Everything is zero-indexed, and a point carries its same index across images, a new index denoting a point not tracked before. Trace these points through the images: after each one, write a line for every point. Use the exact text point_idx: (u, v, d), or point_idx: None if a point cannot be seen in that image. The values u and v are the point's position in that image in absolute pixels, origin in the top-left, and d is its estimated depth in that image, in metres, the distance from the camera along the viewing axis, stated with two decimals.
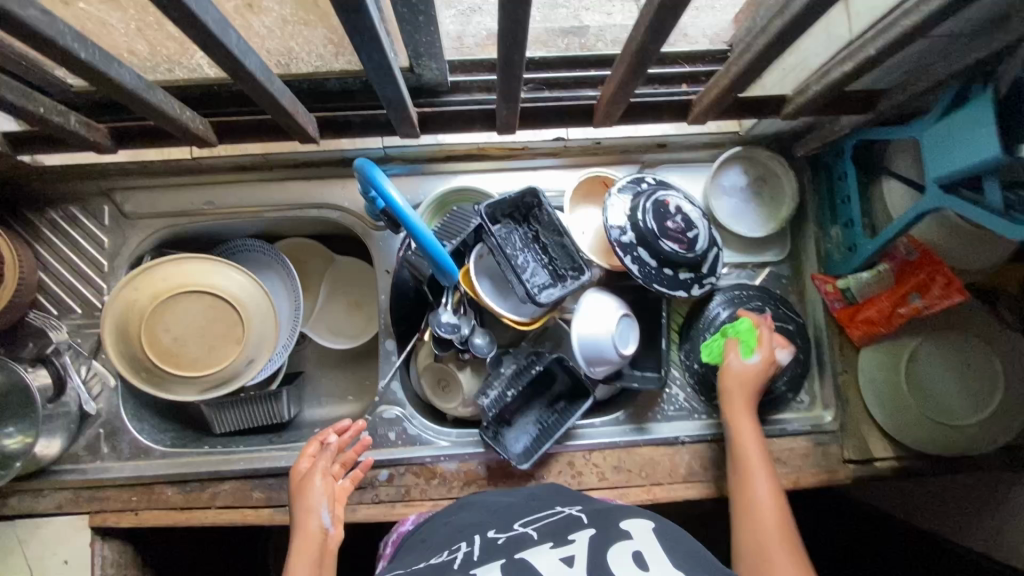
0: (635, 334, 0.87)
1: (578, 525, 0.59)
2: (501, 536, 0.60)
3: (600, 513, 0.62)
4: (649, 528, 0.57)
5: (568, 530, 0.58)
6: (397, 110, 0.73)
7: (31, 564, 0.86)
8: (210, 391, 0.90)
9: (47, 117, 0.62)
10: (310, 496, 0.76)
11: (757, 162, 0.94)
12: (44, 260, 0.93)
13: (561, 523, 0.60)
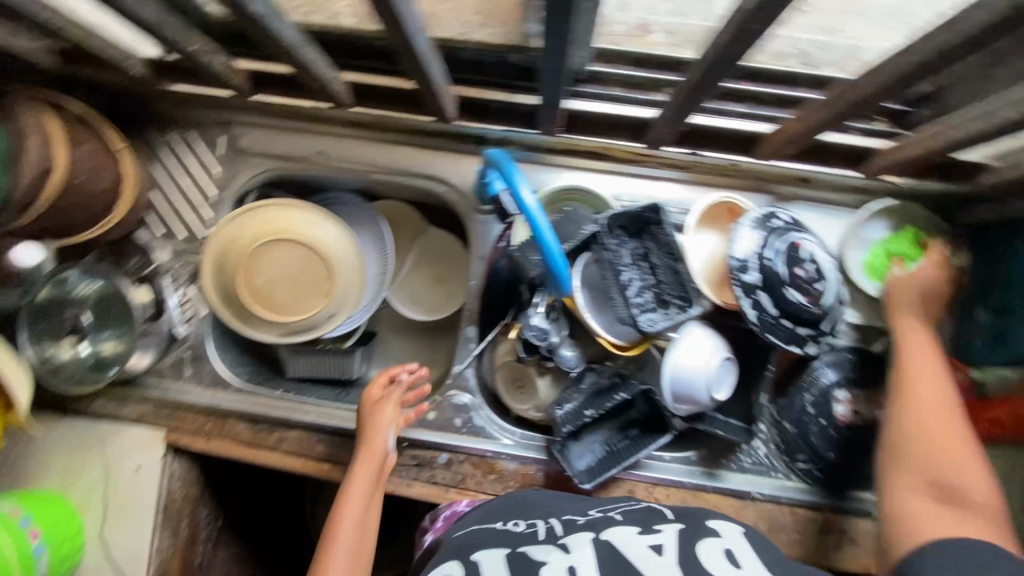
0: (731, 379, 0.82)
1: (662, 518, 0.63)
2: (581, 517, 0.64)
3: (685, 509, 0.65)
4: (738, 530, 0.60)
5: (654, 520, 0.62)
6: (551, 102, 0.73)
7: (107, 464, 0.92)
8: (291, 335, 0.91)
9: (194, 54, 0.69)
10: (377, 423, 0.81)
11: (910, 219, 0.84)
12: (158, 178, 0.94)
13: (643, 513, 0.65)
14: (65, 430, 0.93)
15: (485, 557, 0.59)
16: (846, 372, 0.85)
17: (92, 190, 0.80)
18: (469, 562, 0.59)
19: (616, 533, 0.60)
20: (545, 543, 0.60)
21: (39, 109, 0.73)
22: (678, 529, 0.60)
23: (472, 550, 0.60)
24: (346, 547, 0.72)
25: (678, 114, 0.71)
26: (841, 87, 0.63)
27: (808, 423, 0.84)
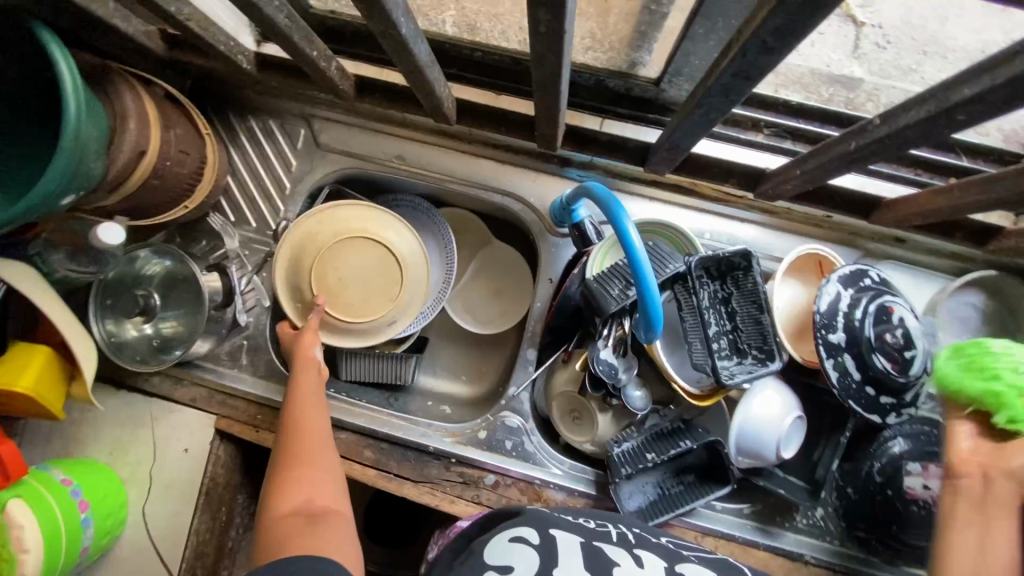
0: (800, 437, 0.79)
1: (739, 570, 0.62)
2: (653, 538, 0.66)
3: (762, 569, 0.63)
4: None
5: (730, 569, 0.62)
6: (668, 149, 0.67)
7: (156, 442, 0.93)
8: (346, 338, 0.86)
9: (315, 62, 0.65)
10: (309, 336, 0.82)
11: (1007, 295, 0.80)
12: (236, 165, 0.94)
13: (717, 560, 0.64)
14: (118, 403, 0.93)
15: (561, 538, 0.62)
16: (922, 445, 0.80)
17: (177, 173, 0.80)
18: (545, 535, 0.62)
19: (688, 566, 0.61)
20: (619, 549, 0.62)
21: (133, 86, 0.72)
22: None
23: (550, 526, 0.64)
24: (306, 403, 0.76)
25: (811, 178, 0.65)
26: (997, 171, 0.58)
27: (873, 492, 0.81)
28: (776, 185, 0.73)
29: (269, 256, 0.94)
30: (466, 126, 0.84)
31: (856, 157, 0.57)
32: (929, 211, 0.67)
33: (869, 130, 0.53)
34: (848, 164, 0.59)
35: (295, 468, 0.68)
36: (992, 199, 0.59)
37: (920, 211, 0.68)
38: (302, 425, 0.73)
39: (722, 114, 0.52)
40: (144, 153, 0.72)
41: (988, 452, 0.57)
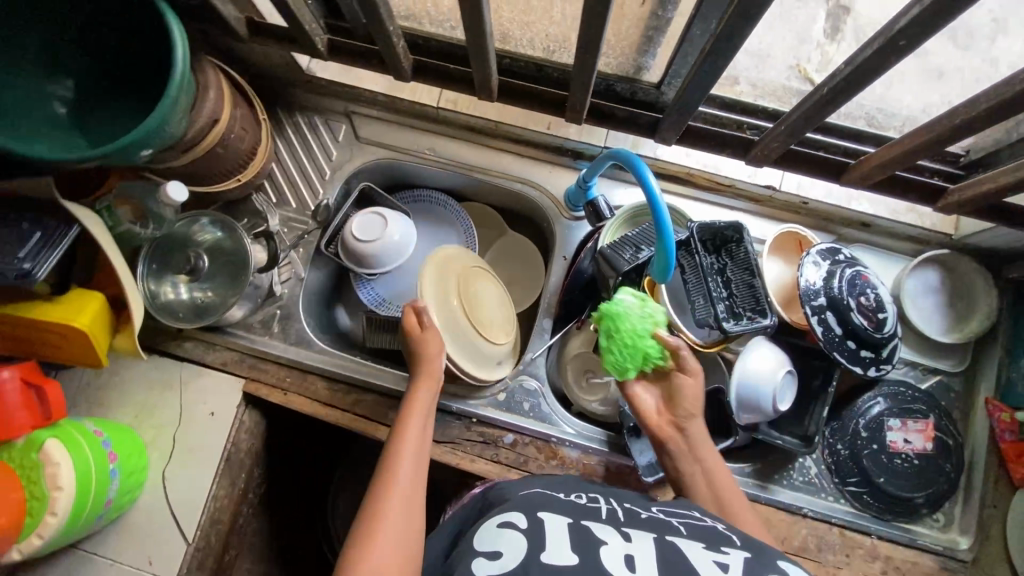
0: (792, 392, 0.87)
1: (730, 542, 0.61)
2: (644, 512, 0.67)
3: (755, 542, 0.62)
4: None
5: (720, 541, 0.61)
6: (678, 115, 0.75)
7: (183, 405, 0.95)
8: (472, 356, 0.90)
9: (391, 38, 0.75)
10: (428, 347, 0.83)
11: (959, 273, 0.93)
12: (280, 153, 1.04)
13: (710, 531, 0.63)
14: (148, 367, 0.96)
15: (549, 520, 0.62)
16: (899, 402, 0.90)
17: (237, 146, 0.89)
18: (534, 518, 0.63)
19: (678, 538, 0.61)
20: (608, 527, 0.62)
21: (208, 62, 0.81)
22: (745, 557, 0.57)
23: (539, 510, 0.65)
24: (406, 460, 0.73)
25: (793, 133, 0.71)
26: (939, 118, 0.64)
27: (860, 446, 0.90)
28: (768, 149, 0.77)
29: (306, 233, 1.02)
30: (496, 119, 1.00)
31: (827, 103, 0.64)
32: (894, 162, 0.70)
33: (837, 74, 0.62)
34: (820, 115, 0.67)
35: (378, 520, 0.65)
36: (921, 142, 0.65)
37: (887, 164, 0.71)
38: (398, 479, 0.70)
39: (716, 70, 0.64)
40: (215, 122, 0.82)
41: (661, 389, 0.82)
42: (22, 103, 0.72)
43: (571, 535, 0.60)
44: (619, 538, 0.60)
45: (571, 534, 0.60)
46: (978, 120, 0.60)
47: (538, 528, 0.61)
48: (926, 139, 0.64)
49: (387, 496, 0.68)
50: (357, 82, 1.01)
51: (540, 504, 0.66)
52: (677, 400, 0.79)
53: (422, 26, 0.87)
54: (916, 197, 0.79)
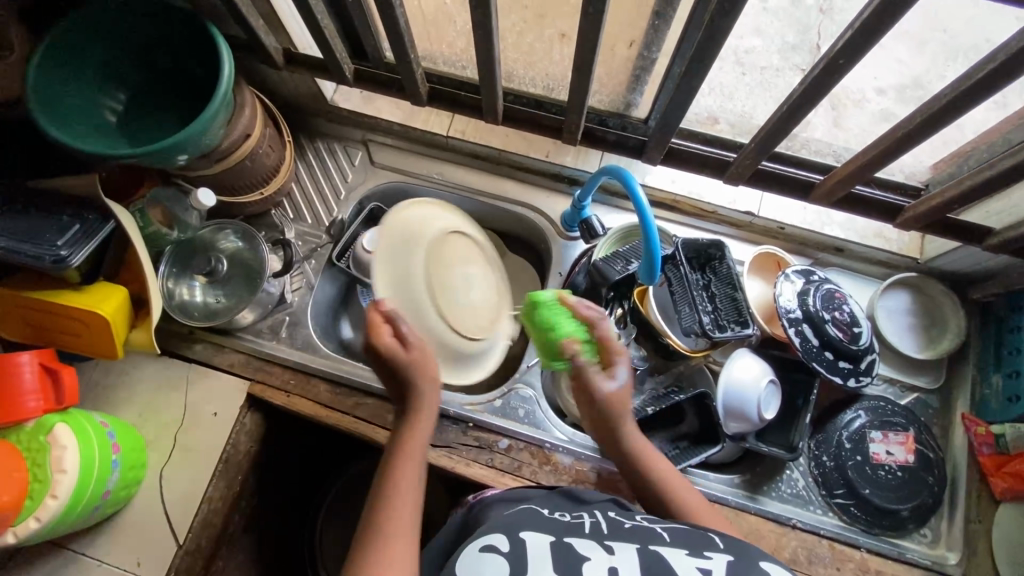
0: (776, 402, 0.91)
1: (713, 546, 0.62)
2: (627, 522, 0.67)
3: (735, 542, 0.63)
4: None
5: (703, 546, 0.62)
6: (662, 136, 0.84)
7: (187, 405, 0.97)
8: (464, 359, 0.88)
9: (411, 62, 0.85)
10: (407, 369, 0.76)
11: (927, 295, 0.99)
12: (300, 175, 1.13)
13: (692, 536, 0.64)
14: (157, 367, 0.99)
15: (531, 538, 0.61)
16: (878, 416, 0.94)
17: (263, 161, 0.98)
18: (516, 539, 0.61)
19: (661, 547, 0.61)
20: (591, 541, 0.62)
21: (242, 83, 0.91)
22: (727, 560, 0.59)
23: (519, 529, 0.63)
24: (403, 498, 0.70)
25: (764, 147, 0.80)
26: (885, 137, 0.73)
27: (845, 458, 0.92)
28: (741, 170, 0.86)
29: (319, 247, 1.09)
30: (499, 147, 1.10)
31: (787, 119, 0.73)
32: (851, 177, 0.79)
33: (796, 92, 0.70)
34: (785, 131, 0.76)
35: (379, 564, 0.62)
36: (874, 154, 0.74)
37: (846, 179, 0.79)
38: (395, 527, 0.67)
39: (691, 93, 0.74)
40: (248, 136, 0.91)
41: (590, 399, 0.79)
42: (80, 108, 0.82)
43: (555, 554, 0.59)
44: (603, 552, 0.60)
45: (556, 551, 0.59)
46: (920, 136, 0.69)
47: (521, 549, 0.59)
48: (878, 151, 0.73)
49: (385, 537, 0.66)
50: (375, 112, 1.12)
51: (522, 523, 0.65)
52: (613, 404, 0.78)
53: (436, 64, 0.98)
54: (877, 214, 0.87)
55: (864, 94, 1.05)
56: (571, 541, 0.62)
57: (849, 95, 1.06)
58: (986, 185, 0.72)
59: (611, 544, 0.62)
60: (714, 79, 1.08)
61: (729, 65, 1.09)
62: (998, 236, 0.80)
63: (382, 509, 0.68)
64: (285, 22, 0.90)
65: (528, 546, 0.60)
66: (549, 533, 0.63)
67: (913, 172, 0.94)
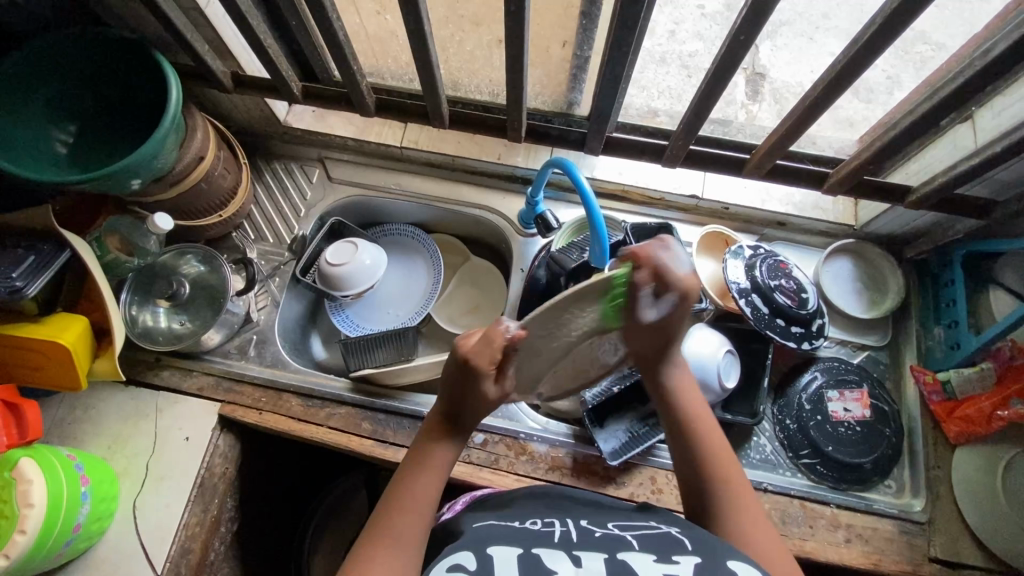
0: (736, 370, 0.95)
1: (680, 548, 0.58)
2: (599, 530, 0.63)
3: (702, 538, 0.60)
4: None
5: (671, 548, 0.58)
6: (599, 127, 0.89)
7: (157, 432, 0.96)
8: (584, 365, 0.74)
9: (357, 77, 0.87)
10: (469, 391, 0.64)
11: (868, 259, 1.05)
12: (259, 197, 1.15)
13: (658, 539, 0.61)
14: (124, 398, 0.98)
15: (498, 553, 0.57)
16: (834, 375, 1.00)
17: (220, 183, 1.00)
18: (483, 555, 0.57)
19: (630, 555, 0.58)
20: (559, 551, 0.58)
21: (191, 107, 0.92)
22: (696, 563, 0.56)
23: (487, 543, 0.59)
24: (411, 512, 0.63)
25: (690, 128, 0.85)
26: (800, 108, 0.78)
27: (806, 420, 0.97)
28: (677, 151, 0.90)
29: (282, 264, 1.10)
30: (452, 153, 1.13)
31: (706, 99, 0.79)
32: (774, 147, 0.85)
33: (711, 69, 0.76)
34: (707, 109, 0.81)
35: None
36: (790, 125, 0.80)
37: (769, 151, 0.86)
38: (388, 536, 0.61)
39: (620, 84, 0.79)
40: (201, 159, 0.93)
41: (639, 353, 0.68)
42: (28, 143, 0.84)
43: (523, 568, 0.56)
44: (572, 565, 0.56)
45: (523, 565, 0.56)
46: (827, 101, 0.75)
47: (490, 564, 0.56)
48: (793, 122, 0.79)
49: (374, 560, 0.59)
50: (328, 129, 1.14)
51: (491, 535, 0.61)
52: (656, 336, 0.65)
53: (384, 78, 1.02)
54: (807, 184, 0.93)
55: (803, 86, 1.13)
56: (539, 553, 0.58)
57: (789, 89, 1.14)
58: (894, 143, 0.78)
59: (579, 555, 0.58)
60: (661, 81, 1.15)
61: (675, 69, 1.16)
62: (916, 194, 0.86)
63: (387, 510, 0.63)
64: (230, 46, 0.93)
65: (496, 563, 0.56)
66: (516, 545, 0.59)
67: (841, 147, 1.01)
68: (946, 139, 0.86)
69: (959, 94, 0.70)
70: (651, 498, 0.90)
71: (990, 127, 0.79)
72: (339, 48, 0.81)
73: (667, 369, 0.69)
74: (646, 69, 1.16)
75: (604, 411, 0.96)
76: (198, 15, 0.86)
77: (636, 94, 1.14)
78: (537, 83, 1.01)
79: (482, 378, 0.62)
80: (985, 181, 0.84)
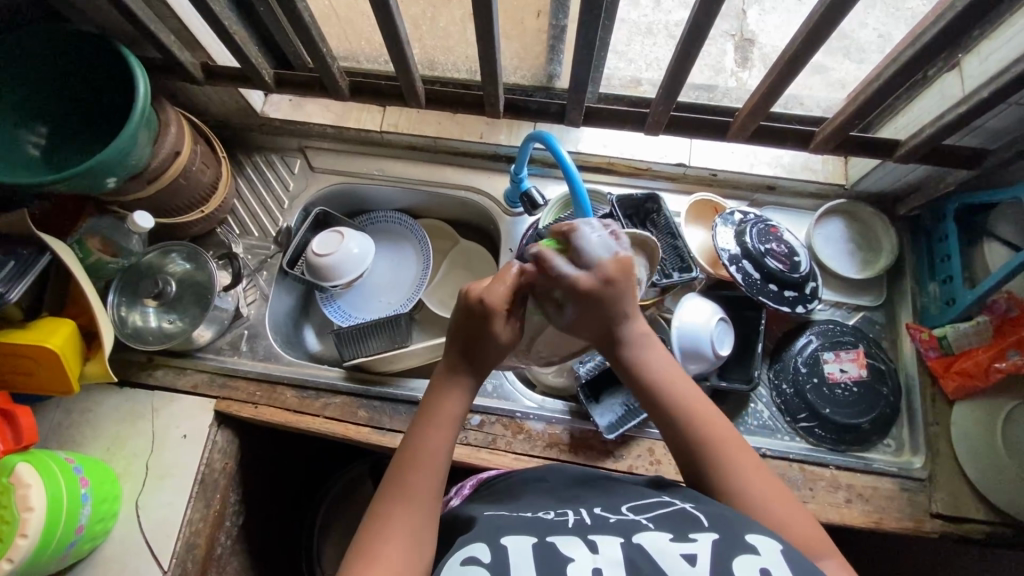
0: (729, 338, 0.94)
1: (696, 525, 0.58)
2: (614, 514, 0.62)
3: (718, 511, 0.59)
4: (777, 548, 0.54)
5: (688, 526, 0.58)
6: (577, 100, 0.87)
7: (155, 432, 0.96)
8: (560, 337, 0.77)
9: (327, 60, 0.84)
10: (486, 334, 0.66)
11: (859, 219, 1.04)
12: (242, 191, 1.13)
13: (674, 516, 0.60)
14: (120, 399, 0.98)
15: (512, 544, 0.56)
16: (830, 337, 0.99)
17: (199, 179, 0.98)
18: (497, 546, 0.55)
19: (647, 537, 0.57)
20: (574, 537, 0.57)
21: (164, 103, 0.90)
22: (713, 539, 0.55)
23: (500, 534, 0.57)
24: (424, 466, 0.63)
25: (670, 94, 0.83)
26: (779, 66, 0.77)
27: (803, 383, 0.96)
28: (658, 118, 0.88)
29: (269, 257, 1.09)
30: (434, 135, 1.12)
31: (682, 62, 0.77)
32: (756, 107, 0.83)
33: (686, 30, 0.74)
34: (684, 74, 0.79)
35: (380, 541, 0.58)
36: (770, 83, 0.78)
37: (751, 112, 0.84)
38: (410, 490, 0.62)
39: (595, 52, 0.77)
40: (178, 153, 0.91)
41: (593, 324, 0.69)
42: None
43: (538, 563, 0.54)
44: (588, 551, 0.55)
45: (537, 557, 0.54)
46: (807, 54, 0.73)
47: (504, 559, 0.54)
48: (774, 79, 0.77)
49: (397, 510, 0.60)
50: (306, 118, 1.13)
51: (504, 525, 0.59)
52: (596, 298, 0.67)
53: (358, 61, 1.00)
54: (793, 144, 0.91)
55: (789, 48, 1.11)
56: (554, 541, 0.56)
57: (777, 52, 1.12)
58: (879, 96, 0.76)
59: (595, 540, 0.57)
60: (648, 53, 1.13)
61: (662, 38, 1.14)
62: (905, 148, 0.84)
63: (406, 457, 0.64)
64: (197, 36, 0.91)
65: (512, 554, 0.54)
66: (530, 534, 0.58)
67: (828, 106, 1.02)
68: (933, 89, 0.84)
69: (943, 37, 0.68)
70: (649, 468, 0.90)
71: (979, 73, 0.76)
72: (306, 31, 0.79)
73: (624, 347, 0.69)
74: (632, 40, 1.14)
75: (599, 386, 0.95)
76: (160, 6, 0.84)
77: (622, 67, 1.12)
78: (513, 58, 0.98)
79: (493, 319, 0.66)
80: (976, 130, 0.82)
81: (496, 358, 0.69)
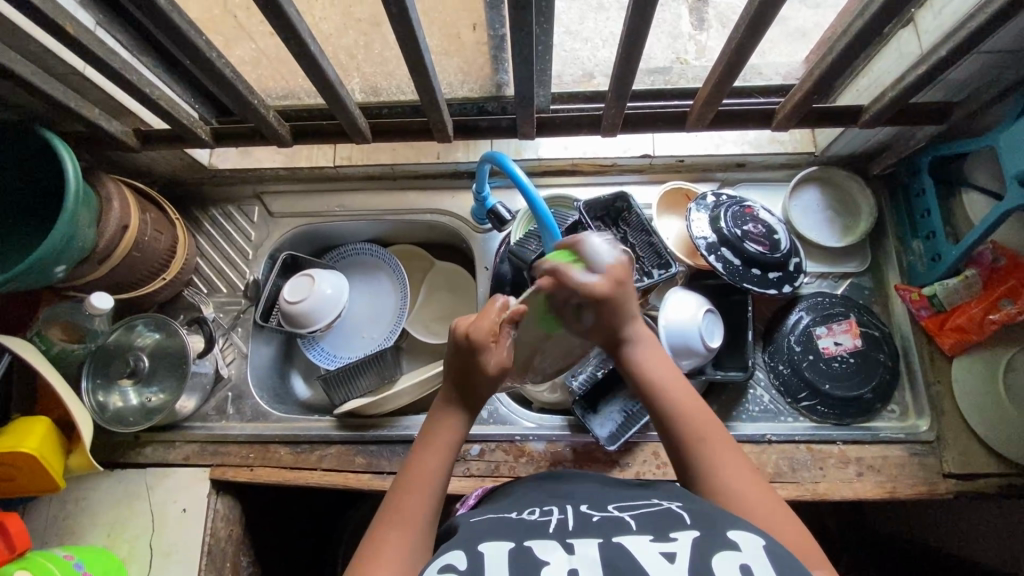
0: (719, 329, 0.92)
1: (678, 524, 0.55)
2: (598, 512, 0.59)
3: (703, 509, 0.56)
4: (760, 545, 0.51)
5: (670, 525, 0.55)
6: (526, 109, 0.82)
7: (154, 510, 0.94)
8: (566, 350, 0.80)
9: (259, 110, 0.80)
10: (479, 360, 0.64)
11: (835, 183, 1.01)
12: (203, 248, 1.10)
13: (659, 514, 0.57)
14: (112, 483, 0.96)
15: (490, 549, 0.53)
16: (820, 311, 0.97)
17: (153, 248, 0.95)
18: (474, 552, 0.53)
19: (627, 537, 0.54)
20: (552, 541, 0.54)
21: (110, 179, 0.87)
22: (693, 537, 0.52)
23: (479, 540, 0.55)
24: (423, 483, 0.61)
25: (621, 94, 0.80)
26: (727, 52, 0.73)
27: (799, 362, 0.95)
28: (613, 119, 0.86)
29: (242, 312, 1.07)
30: (388, 160, 1.07)
31: (628, 59, 0.74)
32: (711, 94, 0.80)
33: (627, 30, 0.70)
34: (632, 74, 0.76)
35: (370, 555, 0.57)
36: (721, 70, 0.75)
37: (708, 99, 0.81)
38: (404, 508, 0.60)
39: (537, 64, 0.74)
40: (126, 228, 0.87)
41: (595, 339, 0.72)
42: None
43: (515, 567, 0.51)
44: (564, 554, 0.52)
45: (514, 561, 0.52)
46: (755, 38, 0.69)
47: (480, 565, 0.52)
48: (725, 64, 0.74)
49: (389, 526, 0.58)
50: (257, 164, 1.08)
51: (484, 531, 0.56)
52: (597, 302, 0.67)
53: (300, 100, 0.97)
54: (756, 123, 0.88)
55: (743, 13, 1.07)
56: (531, 545, 0.54)
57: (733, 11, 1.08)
58: (834, 70, 0.74)
59: (573, 542, 0.54)
60: (603, 29, 1.06)
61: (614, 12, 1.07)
62: (869, 113, 0.82)
63: (406, 474, 0.63)
64: (124, 104, 0.87)
65: (488, 559, 0.52)
66: (508, 538, 0.55)
67: (788, 72, 0.97)
68: (891, 47, 0.81)
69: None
70: (657, 474, 0.88)
71: (934, 28, 0.73)
72: (232, 87, 0.75)
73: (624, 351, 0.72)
74: (585, 19, 1.06)
75: (595, 396, 0.94)
76: (79, 80, 0.80)
77: (579, 48, 1.06)
78: (456, 72, 0.95)
79: (482, 349, 0.63)
80: (939, 85, 0.80)
81: (489, 388, 0.66)
